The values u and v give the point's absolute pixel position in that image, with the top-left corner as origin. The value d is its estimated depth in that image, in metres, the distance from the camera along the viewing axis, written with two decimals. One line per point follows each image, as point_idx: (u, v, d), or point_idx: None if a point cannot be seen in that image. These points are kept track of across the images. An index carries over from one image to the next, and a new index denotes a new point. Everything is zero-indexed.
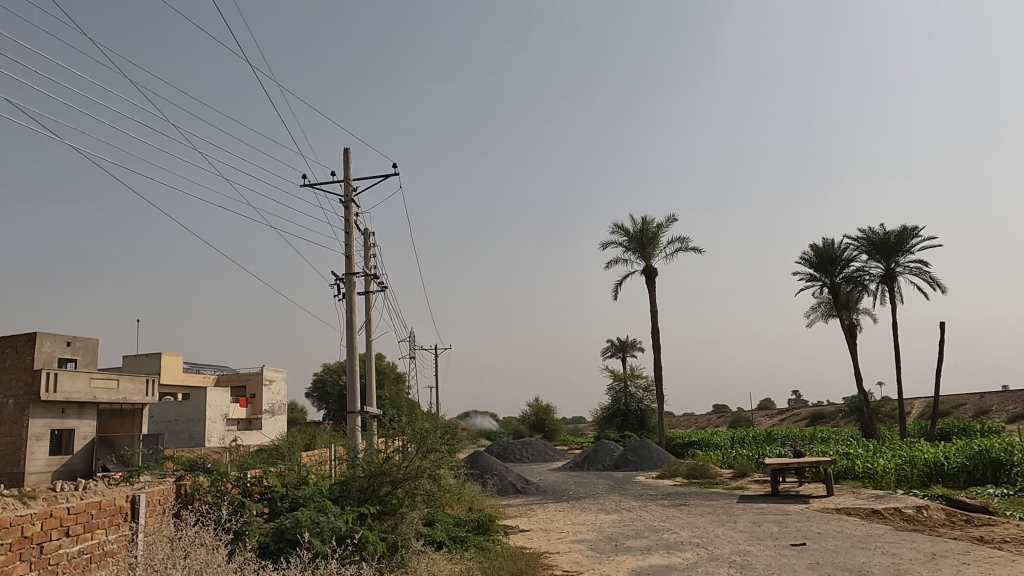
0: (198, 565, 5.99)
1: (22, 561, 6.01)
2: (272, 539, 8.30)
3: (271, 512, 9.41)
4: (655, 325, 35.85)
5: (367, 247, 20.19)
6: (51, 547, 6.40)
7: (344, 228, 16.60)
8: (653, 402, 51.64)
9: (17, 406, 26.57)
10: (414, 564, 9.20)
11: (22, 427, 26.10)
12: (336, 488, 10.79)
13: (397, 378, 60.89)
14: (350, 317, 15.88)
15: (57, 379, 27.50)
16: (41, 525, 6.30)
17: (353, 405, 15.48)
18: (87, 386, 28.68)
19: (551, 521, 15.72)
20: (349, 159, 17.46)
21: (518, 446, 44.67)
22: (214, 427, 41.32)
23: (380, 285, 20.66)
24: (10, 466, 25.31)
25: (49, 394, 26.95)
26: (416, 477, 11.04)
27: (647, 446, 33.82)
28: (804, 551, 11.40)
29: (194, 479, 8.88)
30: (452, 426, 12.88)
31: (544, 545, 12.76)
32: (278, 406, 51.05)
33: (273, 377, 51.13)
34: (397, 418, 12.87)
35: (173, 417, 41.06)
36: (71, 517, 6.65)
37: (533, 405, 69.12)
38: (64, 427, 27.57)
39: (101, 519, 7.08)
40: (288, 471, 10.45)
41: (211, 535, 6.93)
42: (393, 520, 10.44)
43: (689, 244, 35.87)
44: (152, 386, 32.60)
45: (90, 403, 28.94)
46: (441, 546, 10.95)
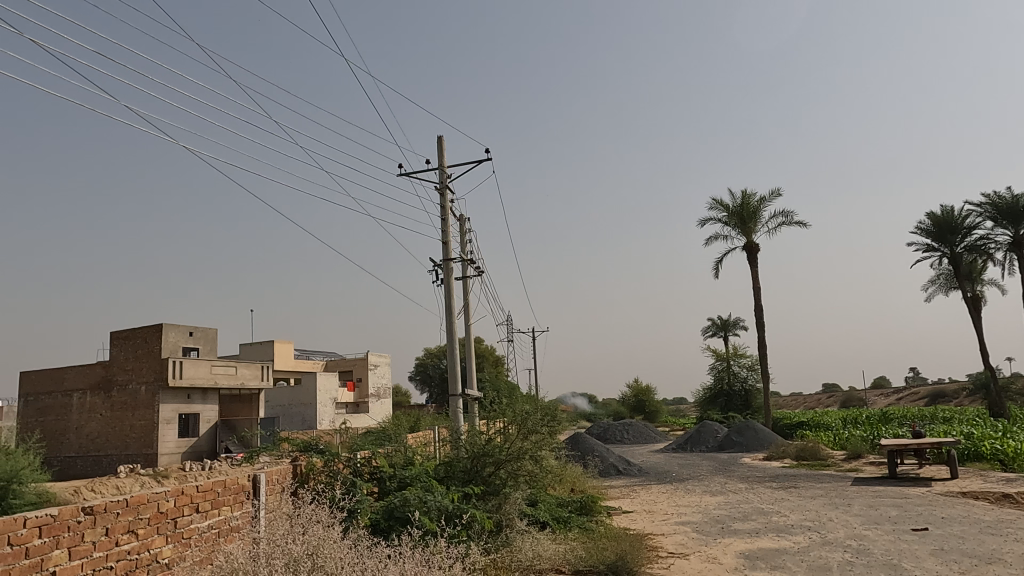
0: (315, 540, 6.25)
1: (159, 535, 6.52)
2: (382, 517, 8.63)
3: (380, 492, 9.79)
4: (758, 302, 34.62)
5: (463, 233, 20.37)
6: (184, 522, 6.87)
7: (440, 214, 16.86)
8: (757, 381, 50.12)
9: (149, 392, 28.71)
10: (518, 543, 9.33)
11: (154, 411, 28.29)
12: (441, 469, 11.11)
13: (496, 360, 61.79)
14: (449, 302, 16.13)
15: (182, 366, 29.31)
16: (174, 501, 6.76)
17: (454, 388, 15.75)
18: (208, 372, 30.46)
19: (654, 503, 15.58)
20: (442, 146, 17.69)
21: (619, 427, 44.40)
22: (325, 410, 43.21)
23: (477, 269, 20.83)
24: (145, 448, 27.82)
25: (176, 380, 28.86)
26: (518, 458, 11.21)
27: (753, 427, 32.90)
28: (926, 537, 10.80)
29: (308, 459, 9.34)
30: (552, 407, 12.95)
31: (649, 527, 12.65)
32: (383, 389, 52.85)
33: (378, 361, 52.90)
34: (497, 400, 13.05)
35: (287, 401, 43.22)
36: (199, 494, 7.11)
37: (632, 386, 68.69)
38: (191, 411, 29.59)
39: (226, 497, 7.54)
40: (394, 452, 10.80)
41: (326, 513, 7.21)
42: (497, 499, 10.62)
43: (793, 217, 34.21)
44: (267, 372, 34.03)
45: (212, 388, 30.76)
46: (544, 526, 11.02)
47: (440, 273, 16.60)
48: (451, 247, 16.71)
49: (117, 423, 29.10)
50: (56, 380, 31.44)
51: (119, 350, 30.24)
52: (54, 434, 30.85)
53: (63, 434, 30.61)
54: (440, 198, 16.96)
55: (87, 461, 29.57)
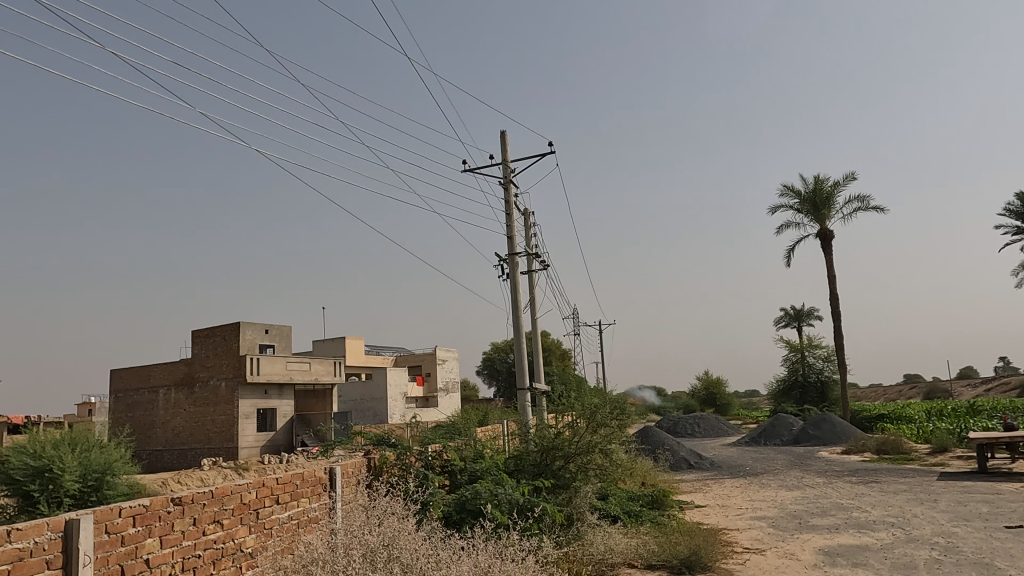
0: (391, 532, 6.37)
1: (242, 525, 6.76)
2: (454, 509, 8.73)
3: (451, 485, 9.92)
4: (833, 291, 33.52)
5: (527, 227, 20.38)
6: (265, 513, 7.11)
7: (505, 209, 16.92)
8: (834, 373, 48.55)
9: (228, 388, 29.83)
10: (590, 537, 9.31)
11: (234, 406, 29.40)
12: (511, 463, 11.17)
13: (563, 354, 61.75)
14: (515, 296, 16.18)
15: (259, 363, 30.31)
16: (256, 493, 7.00)
17: (521, 382, 15.80)
18: (283, 368, 31.41)
19: (728, 497, 15.29)
20: (506, 141, 17.73)
21: (690, 420, 43.76)
22: (395, 404, 44.01)
23: (542, 263, 20.80)
24: (227, 441, 29.04)
25: (254, 376, 29.88)
26: (588, 452, 11.16)
27: (830, 419, 31.90)
28: (1022, 535, 10.24)
29: (381, 453, 9.53)
30: (621, 400, 12.83)
31: (722, 521, 12.42)
32: (452, 383, 53.46)
33: (446, 356, 53.52)
34: (566, 394, 13.02)
35: (359, 395, 44.23)
36: (279, 486, 7.34)
37: (702, 378, 67.53)
38: (268, 406, 30.61)
39: (304, 489, 7.76)
40: (464, 446, 10.92)
41: (400, 505, 7.34)
42: (567, 493, 10.61)
43: (869, 202, 32.97)
44: (339, 368, 34.82)
45: (288, 384, 31.73)
46: (616, 519, 10.95)
47: (506, 268, 16.67)
48: (516, 242, 16.76)
49: (200, 418, 30.36)
50: (143, 377, 33.04)
51: (200, 347, 31.45)
52: (142, 428, 32.53)
53: (150, 428, 32.20)
54: (504, 193, 17.01)
55: (173, 454, 31.08)
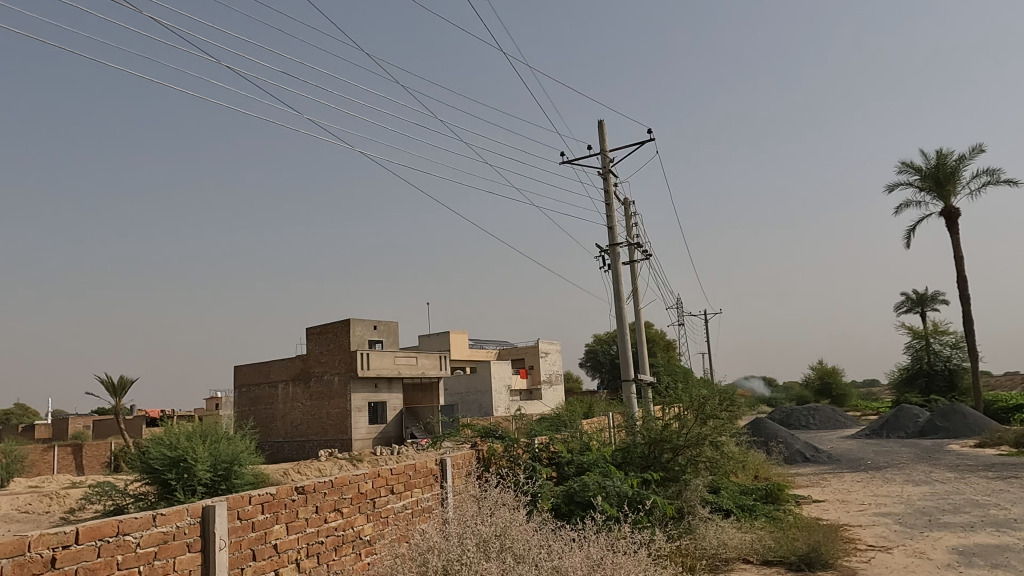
0: (503, 523, 6.43)
1: (360, 514, 7.02)
2: (563, 501, 8.74)
3: (559, 476, 9.94)
4: (961, 273, 31.30)
5: (628, 217, 20.09)
6: (382, 502, 7.36)
7: (604, 199, 16.76)
8: (964, 361, 45.34)
9: (341, 382, 31.07)
10: (702, 531, 9.10)
11: (347, 400, 30.62)
12: (618, 455, 11.08)
13: (667, 345, 60.67)
14: (617, 287, 16.02)
15: (369, 357, 31.38)
16: (372, 483, 7.25)
17: (626, 373, 15.64)
18: (392, 362, 32.38)
19: (848, 492, 14.59)
20: (604, 130, 17.54)
21: (804, 412, 42.04)
22: (500, 397, 44.55)
23: (644, 253, 20.47)
24: (341, 434, 30.36)
25: (364, 370, 30.97)
26: (697, 444, 10.91)
27: (960, 410, 29.86)
28: None
29: (489, 445, 9.67)
30: (730, 392, 12.46)
31: (843, 517, 11.86)
32: (555, 376, 53.58)
33: (549, 349, 53.67)
34: (672, 385, 12.77)
35: (465, 389, 45.09)
36: (394, 476, 7.57)
37: (816, 367, 64.69)
38: (379, 399, 31.70)
39: (417, 479, 7.97)
40: (571, 438, 10.90)
41: (510, 497, 7.41)
42: (677, 486, 10.42)
43: (1001, 176, 30.56)
44: (445, 362, 35.43)
45: (397, 378, 32.71)
46: (728, 514, 10.66)
47: (607, 259, 16.52)
48: (616, 232, 16.57)
49: (316, 411, 31.82)
50: (263, 372, 34.92)
51: (314, 344, 32.87)
52: (264, 421, 34.46)
53: (271, 421, 34.05)
54: (603, 183, 16.85)
55: (292, 445, 32.78)
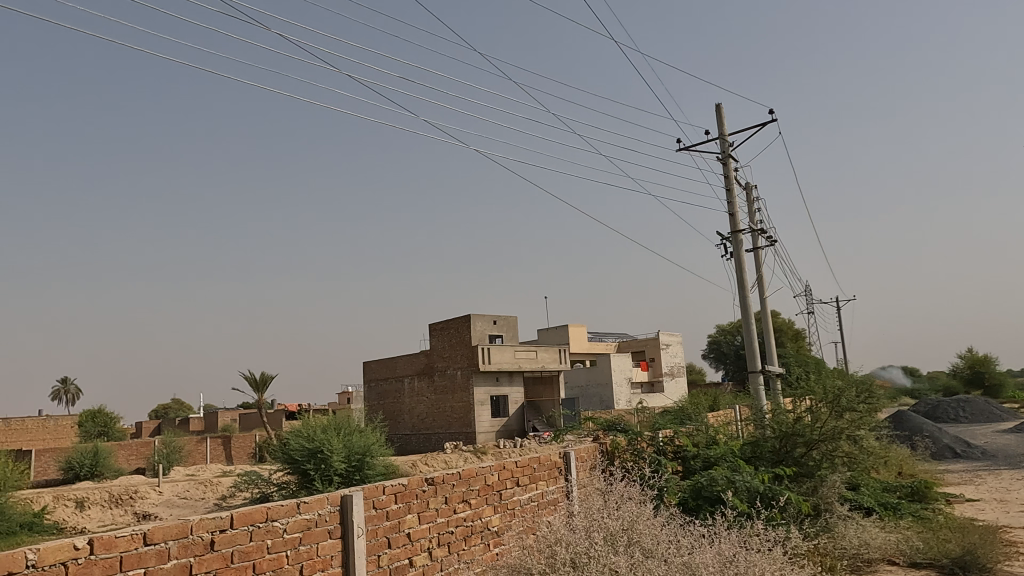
0: (630, 517, 6.35)
1: (488, 505, 7.15)
2: (690, 496, 8.55)
3: (685, 471, 9.73)
4: None
5: (750, 202, 19.34)
6: (508, 494, 7.46)
7: (724, 185, 16.21)
8: None
9: (464, 376, 31.80)
10: (841, 529, 8.64)
11: (470, 394, 31.32)
12: (747, 449, 10.70)
13: (796, 334, 57.95)
14: (740, 275, 15.45)
15: (490, 352, 31.89)
16: (498, 475, 7.36)
17: (753, 364, 15.08)
18: (512, 356, 32.74)
19: (1008, 491, 13.40)
20: (722, 113, 16.96)
21: (952, 404, 39.02)
22: (621, 390, 44.14)
23: (768, 239, 19.64)
24: (465, 427, 31.14)
25: (486, 365, 31.51)
26: (834, 438, 10.36)
27: None
28: None
29: (612, 438, 9.62)
30: (867, 382, 11.74)
31: (1003, 519, 10.89)
32: (677, 368, 52.47)
33: (670, 341, 52.60)
34: (804, 377, 12.18)
35: (585, 381, 45.04)
36: (519, 469, 7.66)
37: (965, 356, 59.86)
38: (500, 393, 32.21)
39: (542, 472, 8.02)
40: (696, 431, 10.63)
41: (637, 491, 7.31)
42: (812, 482, 9.95)
43: None
44: (564, 355, 35.27)
45: (517, 371, 33.08)
46: (870, 512, 10.05)
47: (729, 246, 15.98)
48: (739, 219, 15.99)
49: (440, 405, 32.77)
50: (390, 368, 36.31)
51: (437, 340, 33.77)
52: (392, 414, 35.85)
53: (399, 414, 35.38)
54: (723, 168, 16.30)
55: (419, 438, 33.95)
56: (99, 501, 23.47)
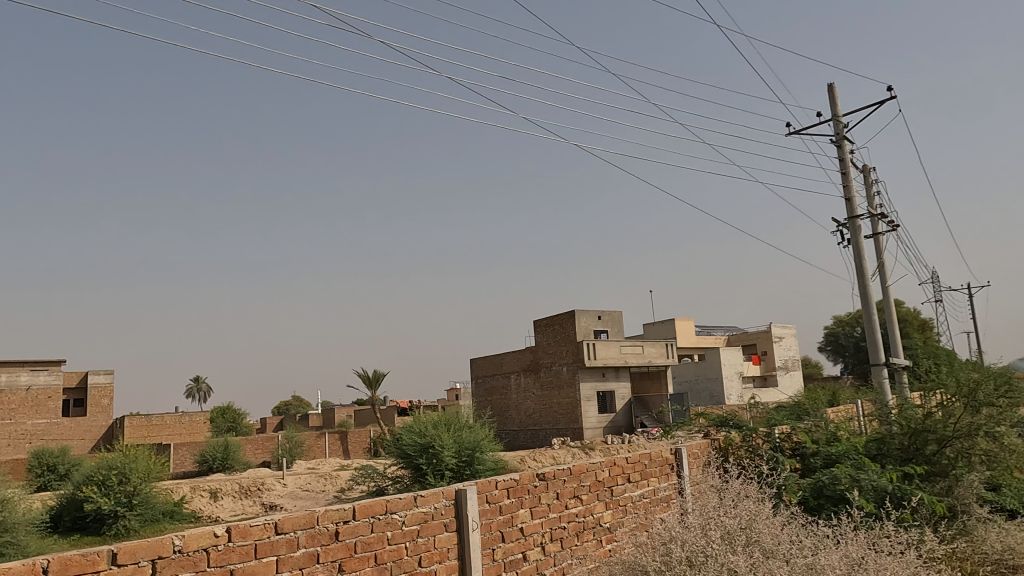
0: (747, 516, 6.14)
1: (599, 501, 7.11)
2: (811, 495, 8.20)
3: (804, 468, 9.32)
4: None
5: (868, 185, 18.27)
6: (619, 490, 7.39)
7: (839, 168, 15.40)
8: None
9: (570, 371, 31.78)
10: (981, 533, 8.03)
11: (576, 389, 31.29)
12: (872, 446, 10.14)
13: (923, 324, 54.34)
14: (859, 263, 14.65)
15: (595, 347, 31.66)
16: (608, 471, 7.30)
17: (875, 357, 14.28)
18: (618, 352, 32.38)
19: None
20: (834, 93, 16.11)
21: None
22: (732, 385, 42.84)
23: (889, 223, 18.51)
24: (573, 422, 31.14)
25: (591, 360, 31.32)
26: (970, 436, 9.65)
27: None
28: None
29: (725, 435, 9.37)
30: (1007, 374, 10.85)
31: None
32: (792, 362, 50.38)
33: (783, 333, 50.56)
34: (934, 370, 11.41)
35: (694, 376, 44.06)
36: (629, 465, 7.56)
37: None
38: (606, 388, 32.00)
39: (653, 468, 7.89)
40: (815, 427, 10.17)
41: (754, 489, 7.08)
42: (947, 482, 9.32)
43: None
44: (671, 349, 34.45)
45: (624, 367, 32.69)
46: (1013, 515, 9.31)
47: (846, 233, 15.18)
48: (856, 203, 15.16)
49: (547, 401, 32.92)
50: (496, 364, 36.80)
51: (542, 336, 33.89)
52: (500, 410, 36.34)
53: (506, 410, 35.83)
54: (837, 151, 15.49)
55: (527, 433, 34.22)
56: (231, 492, 25.08)
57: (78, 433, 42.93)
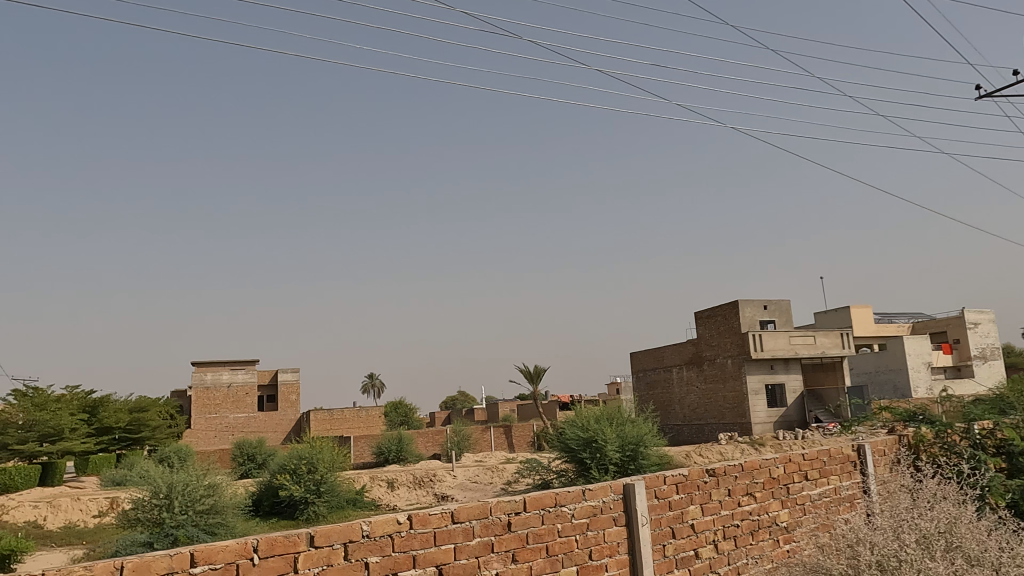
0: (946, 519, 5.60)
1: (774, 499, 6.78)
2: None
3: (1011, 469, 8.36)
4: None
5: None
6: (796, 488, 7.01)
7: None
8: None
9: (735, 364, 30.57)
10: None
11: (743, 383, 30.07)
12: None
13: None
14: None
15: (762, 339, 30.13)
16: (783, 468, 6.93)
17: None
18: (787, 343, 30.64)
19: None
20: None
21: None
22: (919, 376, 39.28)
23: None
24: (740, 417, 29.96)
25: (758, 352, 29.86)
26: None
27: None
28: None
29: (915, 430, 8.60)
30: None
31: None
32: (991, 350, 45.35)
33: (980, 318, 45.61)
34: None
35: (874, 368, 40.90)
36: (806, 462, 7.14)
37: None
38: (776, 381, 30.49)
39: (833, 466, 7.40)
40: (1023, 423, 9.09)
41: (953, 490, 6.43)
42: None
43: None
44: (848, 339, 32.03)
45: (794, 358, 30.88)
46: None
47: None
48: None
49: (712, 395, 31.91)
50: (658, 358, 36.19)
51: (704, 328, 32.87)
52: (663, 404, 35.70)
53: (670, 404, 35.14)
54: None
55: (692, 428, 33.35)
56: (406, 482, 26.53)
57: (272, 426, 47.19)
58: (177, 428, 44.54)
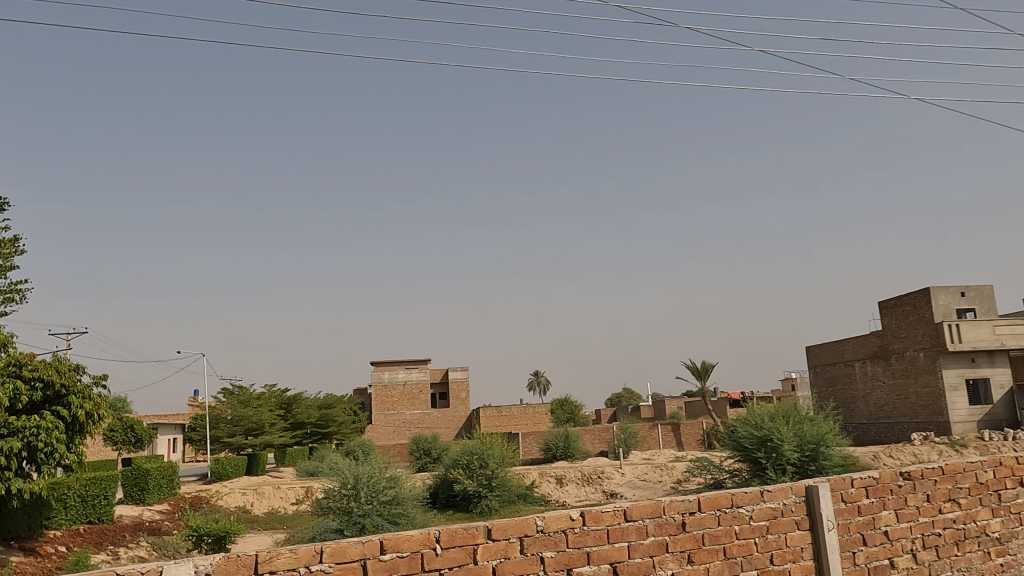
0: None
1: (983, 506, 6.11)
2: None
3: None
4: None
5: None
6: (1009, 495, 6.27)
7: None
8: None
9: (929, 357, 27.93)
10: None
11: (938, 378, 27.42)
12: None
13: None
14: None
15: (961, 329, 27.18)
16: (993, 473, 6.23)
17: None
18: (991, 333, 27.44)
19: None
20: None
21: None
22: None
23: None
24: (937, 416, 27.31)
25: (956, 344, 27.00)
26: None
27: None
28: None
29: None
30: None
31: None
32: None
33: None
34: None
35: None
36: (1020, 466, 6.39)
37: None
38: (978, 376, 27.49)
39: None
40: None
41: None
42: None
43: None
44: None
45: (1000, 350, 27.57)
46: None
47: None
48: None
49: (902, 391, 29.41)
50: (837, 352, 33.95)
51: (891, 319, 30.35)
52: (845, 402, 33.40)
53: (853, 402, 32.81)
54: None
55: (880, 427, 30.88)
56: (575, 479, 26.73)
57: (445, 422, 49.33)
58: (360, 424, 47.77)
